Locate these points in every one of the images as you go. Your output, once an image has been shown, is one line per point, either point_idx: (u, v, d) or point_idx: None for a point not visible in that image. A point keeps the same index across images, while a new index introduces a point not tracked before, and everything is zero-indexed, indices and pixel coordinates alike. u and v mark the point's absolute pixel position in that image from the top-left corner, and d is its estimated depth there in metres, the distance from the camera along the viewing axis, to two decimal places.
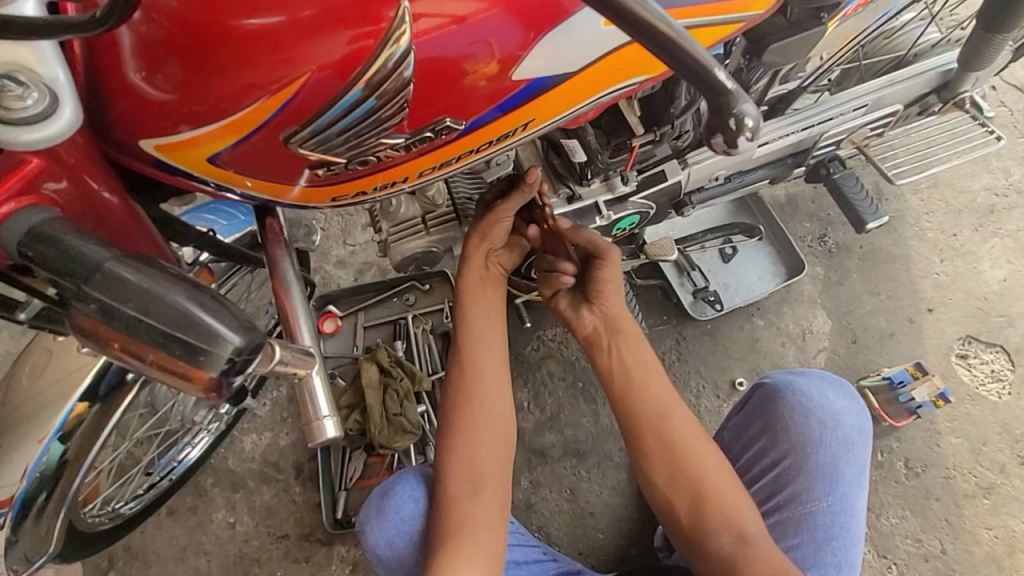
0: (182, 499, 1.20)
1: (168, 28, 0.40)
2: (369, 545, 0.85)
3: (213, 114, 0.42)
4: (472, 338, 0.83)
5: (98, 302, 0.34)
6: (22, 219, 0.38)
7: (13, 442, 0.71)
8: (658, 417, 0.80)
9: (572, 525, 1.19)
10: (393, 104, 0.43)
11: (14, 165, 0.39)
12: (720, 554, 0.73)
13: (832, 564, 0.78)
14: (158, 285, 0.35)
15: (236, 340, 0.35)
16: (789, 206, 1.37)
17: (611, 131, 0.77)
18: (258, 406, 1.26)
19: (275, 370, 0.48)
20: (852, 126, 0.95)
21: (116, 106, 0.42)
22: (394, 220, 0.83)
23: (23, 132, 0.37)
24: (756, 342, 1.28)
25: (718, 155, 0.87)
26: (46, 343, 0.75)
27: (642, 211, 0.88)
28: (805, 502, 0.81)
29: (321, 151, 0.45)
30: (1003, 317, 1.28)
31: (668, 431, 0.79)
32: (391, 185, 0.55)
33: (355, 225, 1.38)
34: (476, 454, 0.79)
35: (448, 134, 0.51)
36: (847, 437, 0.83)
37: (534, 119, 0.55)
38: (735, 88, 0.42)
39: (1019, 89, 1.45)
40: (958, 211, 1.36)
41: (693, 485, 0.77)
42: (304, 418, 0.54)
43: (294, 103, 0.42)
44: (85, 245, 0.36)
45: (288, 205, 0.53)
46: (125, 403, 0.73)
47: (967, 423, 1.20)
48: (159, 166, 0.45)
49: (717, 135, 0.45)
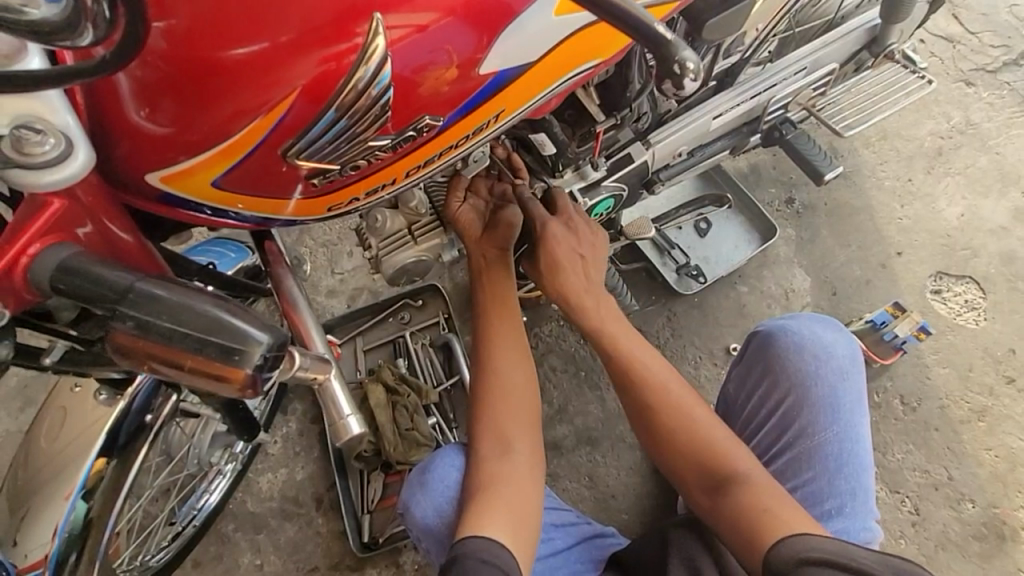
0: (205, 549, 1.19)
1: (162, 69, 0.43)
2: (415, 519, 0.88)
3: (210, 141, 0.45)
4: (486, 315, 0.90)
5: (134, 319, 0.37)
6: (50, 256, 0.40)
7: (41, 502, 0.73)
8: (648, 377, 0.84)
9: (597, 509, 1.22)
10: (365, 120, 0.49)
11: (38, 208, 0.42)
12: (720, 497, 0.75)
13: (848, 491, 0.82)
14: (187, 298, 0.38)
15: (264, 339, 0.38)
16: (753, 175, 1.43)
17: (574, 123, 0.83)
18: (270, 443, 1.26)
19: (296, 376, 0.51)
20: (796, 89, 1.01)
21: (121, 148, 0.45)
22: (381, 234, 0.85)
23: (44, 174, 0.40)
24: (743, 307, 1.34)
25: (677, 131, 0.93)
26: (62, 400, 0.77)
27: (615, 194, 0.94)
28: (813, 436, 0.85)
29: (314, 161, 0.49)
30: (968, 249, 1.35)
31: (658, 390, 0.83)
32: (379, 190, 0.58)
33: (341, 253, 1.40)
34: (501, 416, 0.84)
35: (428, 132, 0.55)
36: (841, 366, 0.87)
37: (505, 109, 0.59)
38: (674, 38, 0.45)
39: (946, 39, 1.55)
40: (909, 157, 1.44)
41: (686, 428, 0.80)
42: (329, 420, 0.55)
43: (285, 121, 0.46)
44: (113, 273, 0.39)
45: (284, 222, 0.56)
46: (141, 453, 0.73)
47: (951, 352, 1.26)
48: (165, 199, 0.48)
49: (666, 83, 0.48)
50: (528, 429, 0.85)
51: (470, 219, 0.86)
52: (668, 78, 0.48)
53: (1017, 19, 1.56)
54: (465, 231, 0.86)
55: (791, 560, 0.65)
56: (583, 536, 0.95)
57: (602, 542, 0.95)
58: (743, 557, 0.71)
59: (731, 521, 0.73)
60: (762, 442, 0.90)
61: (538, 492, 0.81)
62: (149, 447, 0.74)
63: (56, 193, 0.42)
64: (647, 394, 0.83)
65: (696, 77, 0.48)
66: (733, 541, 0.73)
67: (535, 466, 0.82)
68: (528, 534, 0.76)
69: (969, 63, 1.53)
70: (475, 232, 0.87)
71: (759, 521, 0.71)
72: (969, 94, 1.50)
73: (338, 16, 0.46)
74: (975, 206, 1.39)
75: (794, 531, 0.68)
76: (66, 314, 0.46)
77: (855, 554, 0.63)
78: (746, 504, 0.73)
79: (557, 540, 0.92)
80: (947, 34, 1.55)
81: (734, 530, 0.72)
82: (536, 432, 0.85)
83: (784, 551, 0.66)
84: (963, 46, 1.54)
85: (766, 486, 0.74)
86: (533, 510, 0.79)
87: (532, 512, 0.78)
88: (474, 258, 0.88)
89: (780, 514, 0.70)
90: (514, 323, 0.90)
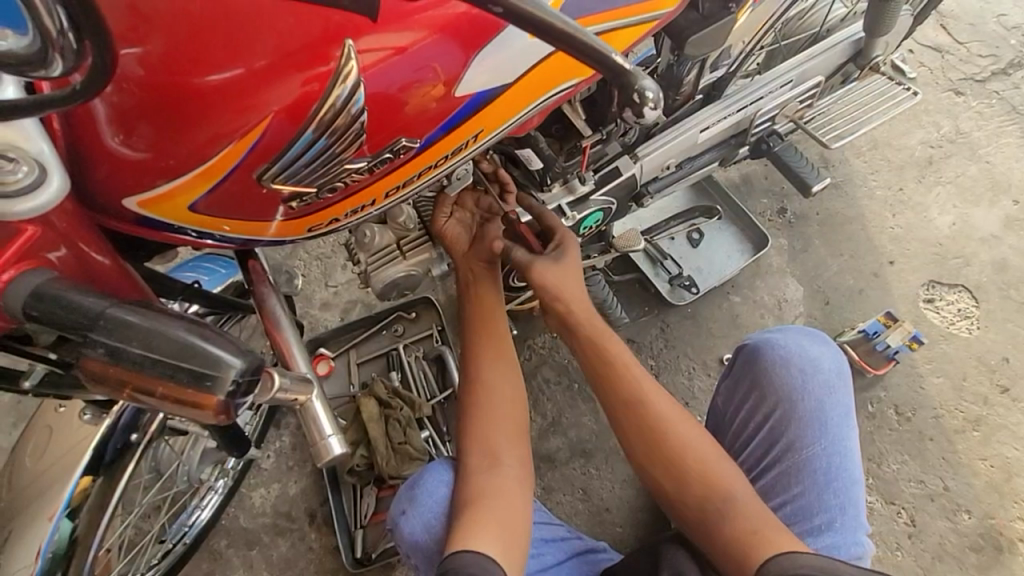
0: (197, 566, 1.19)
1: (138, 95, 0.43)
2: (404, 535, 0.87)
3: (186, 165, 0.46)
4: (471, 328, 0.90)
5: (105, 346, 0.36)
6: (25, 281, 0.40)
7: (25, 524, 0.72)
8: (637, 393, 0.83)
9: (591, 523, 1.21)
10: (344, 139, 0.49)
11: (11, 234, 0.41)
12: (708, 517, 0.75)
13: (837, 506, 0.81)
14: (159, 323, 0.37)
15: (237, 363, 0.37)
16: (744, 186, 1.44)
17: (561, 137, 0.86)
18: (263, 458, 1.26)
19: (276, 398, 0.51)
20: (784, 101, 1.01)
21: (98, 172, 0.45)
22: (371, 250, 0.86)
23: (16, 202, 0.40)
24: (736, 317, 1.34)
25: (664, 144, 0.94)
26: (47, 419, 0.77)
27: (604, 208, 0.94)
28: (801, 450, 0.85)
29: (293, 183, 0.49)
30: (960, 258, 1.36)
31: (648, 405, 0.82)
32: (361, 210, 0.59)
33: (335, 266, 1.41)
34: (488, 432, 0.83)
35: (407, 153, 0.55)
36: (828, 379, 0.87)
37: (484, 129, 0.59)
38: (634, 68, 0.46)
39: (935, 49, 1.56)
40: (900, 166, 1.45)
41: (675, 446, 0.79)
42: (310, 441, 0.55)
43: (262, 145, 0.47)
44: (85, 299, 0.38)
45: (268, 242, 0.56)
46: (127, 469, 0.74)
47: (944, 361, 1.26)
48: (145, 222, 0.48)
49: (626, 110, 0.49)
50: (516, 442, 0.84)
51: (458, 234, 0.88)
52: (628, 106, 0.49)
53: (1004, 29, 1.58)
54: (451, 244, 0.87)
55: None
56: (574, 551, 0.94)
57: (593, 558, 0.95)
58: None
59: (720, 543, 0.73)
60: (750, 456, 0.90)
61: (527, 504, 0.80)
62: (134, 464, 0.75)
63: (30, 219, 0.42)
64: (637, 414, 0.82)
65: (657, 107, 0.49)
66: (721, 561, 0.72)
67: (524, 479, 0.82)
68: (518, 550, 0.75)
69: (958, 73, 1.54)
70: (461, 246, 0.88)
71: (748, 541, 0.70)
72: (958, 103, 1.51)
73: (314, 41, 0.46)
74: (966, 214, 1.40)
75: (782, 550, 0.68)
76: (46, 338, 0.46)
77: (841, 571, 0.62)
78: (734, 525, 0.72)
79: (548, 555, 0.92)
80: (935, 44, 1.57)
81: (722, 552, 0.72)
82: (525, 446, 0.84)
83: (773, 570, 0.65)
84: (952, 56, 1.55)
85: (755, 507, 0.73)
86: (522, 525, 0.78)
87: (521, 527, 0.78)
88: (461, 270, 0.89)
89: (769, 534, 0.70)
90: (502, 337, 0.90)
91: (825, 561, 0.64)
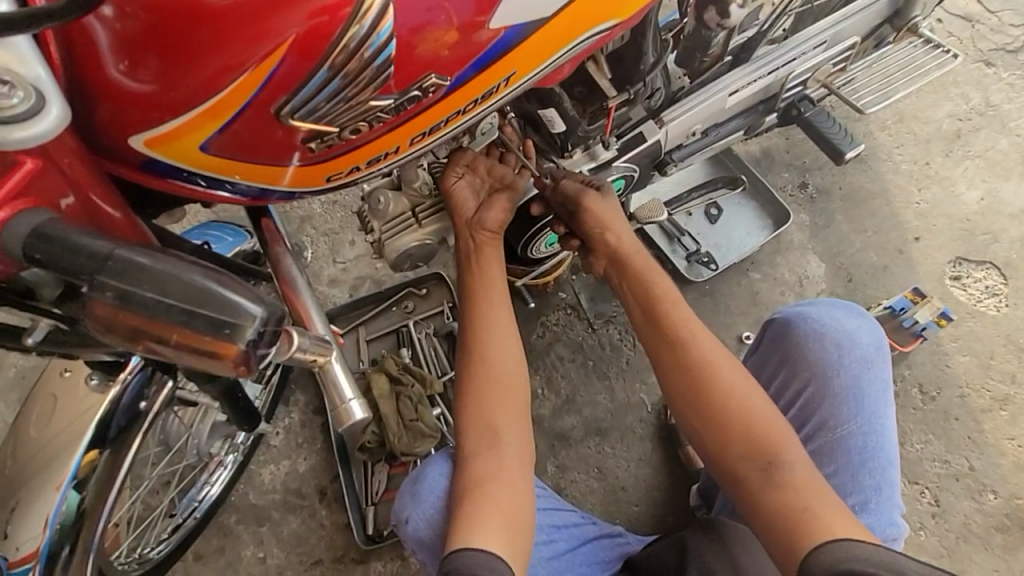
0: (207, 542, 1.18)
1: (144, 20, 0.40)
2: (408, 532, 0.85)
3: (195, 99, 0.42)
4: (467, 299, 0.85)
5: (114, 289, 0.33)
6: (22, 222, 0.37)
7: (34, 491, 0.71)
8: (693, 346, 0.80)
9: (606, 501, 1.19)
10: (358, 83, 0.45)
11: (9, 165, 0.38)
12: (753, 482, 0.73)
13: (872, 487, 0.79)
14: (173, 265, 0.34)
15: (258, 312, 0.34)
16: (765, 160, 1.39)
17: (584, 100, 0.81)
18: (272, 435, 1.24)
19: (294, 358, 0.48)
20: (816, 63, 0.97)
21: (101, 108, 0.42)
22: (384, 217, 0.82)
23: (11, 130, 0.36)
24: (755, 295, 1.30)
25: (691, 109, 0.90)
26: (53, 387, 0.74)
27: (626, 174, 0.92)
28: (835, 428, 0.82)
29: (312, 121, 0.46)
30: (988, 234, 1.31)
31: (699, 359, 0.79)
32: (383, 159, 0.55)
33: (343, 242, 1.38)
34: (487, 407, 0.80)
35: (435, 93, 0.51)
36: (865, 354, 0.84)
37: (516, 71, 0.55)
38: None
39: (965, 19, 1.50)
40: (927, 140, 1.40)
41: (725, 408, 0.77)
42: (330, 404, 0.52)
43: (276, 79, 0.43)
44: (93, 242, 0.35)
45: (283, 194, 0.53)
46: (134, 444, 0.70)
47: (971, 340, 1.22)
48: (152, 165, 0.45)
49: None
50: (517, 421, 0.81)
51: (465, 196, 0.83)
52: None
53: None
54: (458, 207, 0.82)
55: (831, 569, 0.60)
56: (590, 536, 0.92)
57: (611, 542, 0.93)
58: (776, 553, 0.68)
59: (766, 514, 0.70)
60: None
61: (528, 492, 0.77)
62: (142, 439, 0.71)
63: (28, 151, 0.38)
64: (689, 377, 0.79)
65: None
66: (766, 532, 0.70)
67: (524, 460, 0.79)
68: (520, 544, 0.73)
69: (988, 43, 1.48)
70: (466, 211, 0.83)
71: (797, 519, 0.67)
72: (989, 75, 1.45)
73: None
74: (995, 189, 1.35)
75: (836, 535, 0.64)
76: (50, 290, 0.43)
77: (898, 564, 0.58)
78: (782, 501, 0.70)
79: (560, 542, 0.89)
80: (965, 13, 1.50)
81: (770, 524, 0.69)
82: (525, 423, 0.81)
83: (824, 558, 0.62)
84: (982, 25, 1.49)
85: (806, 480, 0.70)
86: (524, 509, 0.76)
87: (524, 515, 0.75)
88: (468, 236, 0.84)
89: (821, 513, 0.67)
90: (506, 308, 0.85)
91: (883, 554, 0.59)
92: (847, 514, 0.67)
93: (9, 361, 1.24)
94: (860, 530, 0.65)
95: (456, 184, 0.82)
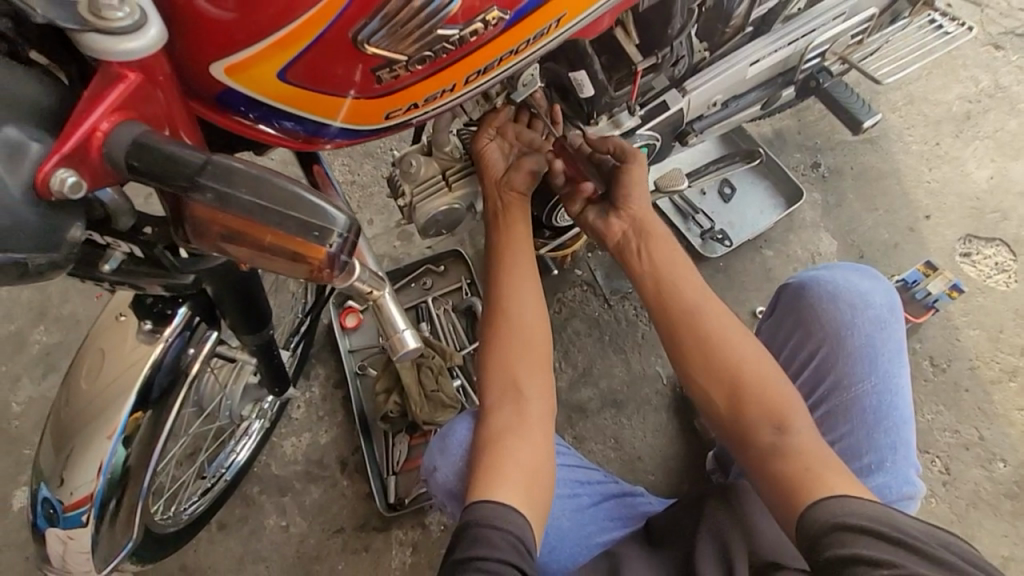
0: (230, 512, 1.20)
1: None
2: (438, 484, 0.87)
3: (274, 25, 0.45)
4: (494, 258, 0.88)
5: (213, 191, 0.36)
6: (123, 133, 0.40)
7: (84, 442, 0.72)
8: (699, 312, 0.79)
9: (623, 471, 1.21)
10: (404, 24, 0.48)
11: (113, 78, 0.41)
12: (760, 443, 0.72)
13: (888, 446, 0.81)
14: (265, 172, 0.37)
15: (341, 219, 0.38)
16: (778, 140, 1.42)
17: (611, 66, 0.84)
18: (294, 407, 1.27)
19: (353, 287, 0.51)
20: (835, 34, 0.99)
21: (186, 37, 0.44)
22: (415, 180, 0.85)
23: (113, 43, 0.39)
24: (769, 271, 1.33)
25: (714, 77, 0.93)
26: (100, 342, 0.75)
27: (649, 142, 0.94)
28: (849, 388, 0.84)
29: (385, 48, 0.49)
30: (997, 212, 1.34)
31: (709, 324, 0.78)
32: (441, 97, 0.57)
33: (362, 220, 1.40)
34: (511, 363, 0.82)
35: (495, 27, 0.54)
36: (879, 315, 0.86)
37: (566, 14, 0.58)
38: None
39: (973, 3, 1.52)
40: (937, 122, 1.42)
41: (734, 376, 0.75)
42: (383, 335, 0.55)
43: (347, 13, 0.46)
44: (183, 151, 0.37)
45: (341, 132, 0.55)
46: (177, 404, 0.74)
47: (981, 314, 1.25)
48: (230, 94, 0.48)
49: None
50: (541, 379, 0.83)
51: (495, 158, 0.85)
52: None
53: None
54: (488, 167, 0.84)
55: (828, 524, 0.61)
56: (610, 494, 0.94)
57: (631, 501, 0.95)
58: (778, 514, 0.67)
59: (768, 473, 0.70)
60: None
61: (549, 453, 0.79)
62: (183, 399, 0.75)
63: (130, 65, 0.41)
64: (699, 346, 0.77)
65: None
66: (767, 491, 0.69)
67: (546, 416, 0.81)
68: (540, 499, 0.75)
69: (997, 27, 1.50)
70: (496, 171, 0.85)
71: (800, 478, 0.67)
72: (998, 58, 1.48)
73: None
74: (1004, 168, 1.38)
75: (838, 493, 0.64)
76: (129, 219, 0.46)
77: (902, 524, 0.59)
78: (787, 462, 0.69)
79: (583, 497, 0.91)
80: None
81: (772, 483, 0.69)
82: (549, 381, 0.83)
83: (822, 513, 0.62)
84: (991, 9, 1.52)
85: (812, 445, 0.69)
86: (546, 471, 0.77)
87: (544, 473, 0.77)
88: (493, 196, 0.86)
89: (822, 473, 0.66)
90: (530, 269, 0.88)
91: (886, 513, 0.61)
92: (851, 476, 0.67)
93: (33, 337, 1.26)
94: (862, 491, 0.65)
95: (485, 146, 0.84)
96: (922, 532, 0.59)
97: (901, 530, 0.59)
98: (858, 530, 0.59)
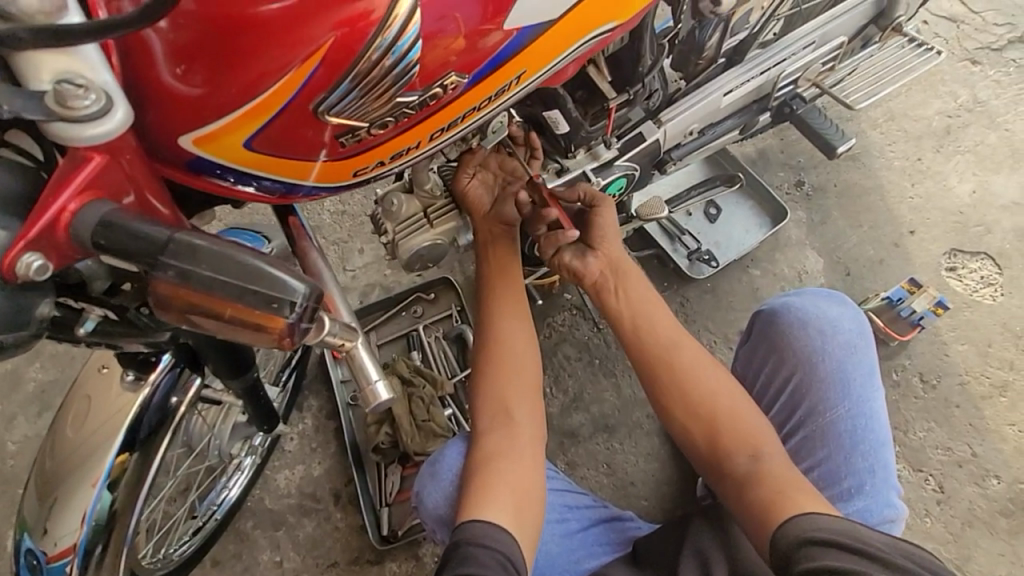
0: (224, 548, 1.19)
1: (196, 31, 0.45)
2: (428, 511, 0.87)
3: (239, 100, 0.46)
4: (490, 282, 0.90)
5: (176, 269, 0.38)
6: (91, 212, 0.42)
7: (69, 490, 0.72)
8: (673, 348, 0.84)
9: (617, 496, 1.21)
10: (373, 89, 0.49)
11: (79, 161, 0.42)
12: (738, 472, 0.74)
13: (866, 469, 0.81)
14: (228, 246, 0.38)
15: (302, 289, 0.39)
16: (761, 160, 1.43)
17: (587, 101, 0.84)
18: (286, 440, 1.27)
19: (324, 341, 0.51)
20: (806, 62, 1.01)
21: (154, 112, 0.46)
22: (398, 219, 0.85)
23: (83, 128, 0.41)
24: (756, 291, 1.33)
25: (688, 108, 0.94)
26: (86, 389, 0.76)
27: (628, 173, 0.93)
28: (824, 413, 0.85)
29: (345, 117, 0.50)
30: (981, 226, 1.35)
31: (682, 356, 0.83)
32: (406, 153, 0.59)
33: (352, 250, 1.41)
34: (505, 388, 0.83)
35: (454, 89, 0.55)
36: (848, 339, 0.87)
37: (527, 70, 0.60)
38: None
39: (949, 20, 1.55)
40: (918, 137, 1.44)
41: (709, 409, 0.79)
42: (357, 386, 0.55)
43: (310, 85, 0.47)
44: (148, 228, 0.40)
45: (310, 191, 0.56)
46: (162, 447, 0.75)
47: (969, 329, 1.25)
48: (198, 162, 0.49)
49: None
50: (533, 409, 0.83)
51: (479, 196, 0.87)
52: None
53: None
54: (474, 206, 0.87)
55: (798, 540, 0.62)
56: (599, 519, 0.94)
57: (620, 526, 0.94)
58: (753, 537, 0.68)
59: (744, 498, 0.72)
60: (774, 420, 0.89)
61: (539, 476, 0.79)
62: (169, 441, 0.76)
63: (96, 147, 0.42)
64: (673, 380, 0.82)
65: None
66: (744, 516, 0.71)
67: (539, 438, 0.81)
68: (529, 517, 0.75)
69: (973, 42, 1.53)
70: (482, 208, 0.88)
71: (770, 499, 0.69)
72: (975, 72, 1.50)
73: None
74: (986, 182, 1.39)
75: (806, 510, 0.65)
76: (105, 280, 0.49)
77: (866, 537, 0.60)
78: (762, 486, 0.71)
79: (571, 522, 0.91)
80: (951, 14, 1.55)
81: (748, 507, 0.70)
82: (540, 406, 0.83)
83: (791, 529, 0.63)
84: (967, 25, 1.54)
85: (785, 471, 0.72)
86: (534, 499, 0.77)
87: (534, 493, 0.77)
88: (481, 232, 0.90)
89: (793, 494, 0.68)
90: (518, 300, 0.90)
91: (853, 526, 0.61)
92: (822, 500, 0.68)
93: (27, 375, 1.27)
94: (831, 509, 0.66)
95: (467, 186, 0.86)
96: (886, 543, 0.60)
97: (865, 542, 0.59)
98: (825, 543, 0.60)
